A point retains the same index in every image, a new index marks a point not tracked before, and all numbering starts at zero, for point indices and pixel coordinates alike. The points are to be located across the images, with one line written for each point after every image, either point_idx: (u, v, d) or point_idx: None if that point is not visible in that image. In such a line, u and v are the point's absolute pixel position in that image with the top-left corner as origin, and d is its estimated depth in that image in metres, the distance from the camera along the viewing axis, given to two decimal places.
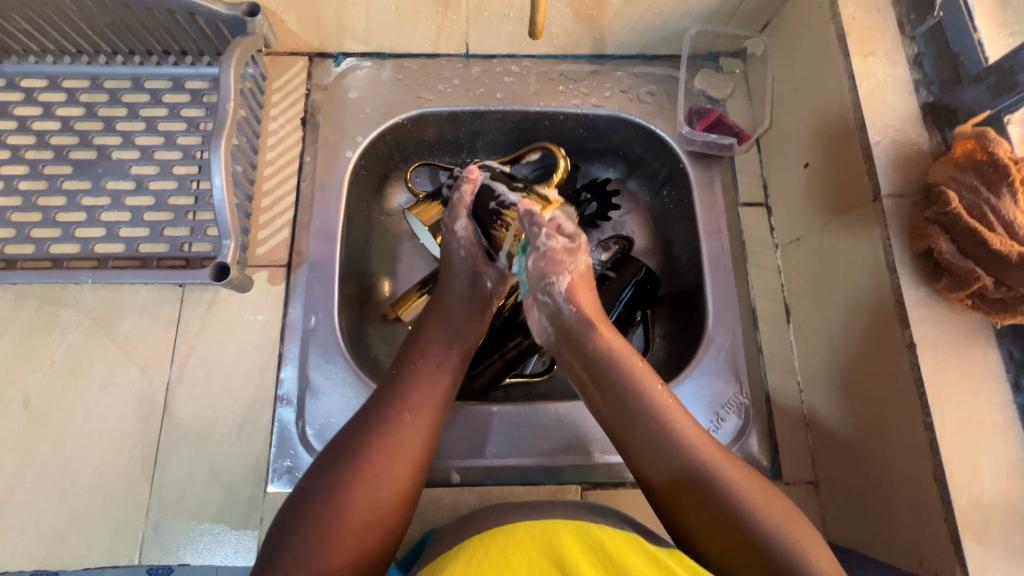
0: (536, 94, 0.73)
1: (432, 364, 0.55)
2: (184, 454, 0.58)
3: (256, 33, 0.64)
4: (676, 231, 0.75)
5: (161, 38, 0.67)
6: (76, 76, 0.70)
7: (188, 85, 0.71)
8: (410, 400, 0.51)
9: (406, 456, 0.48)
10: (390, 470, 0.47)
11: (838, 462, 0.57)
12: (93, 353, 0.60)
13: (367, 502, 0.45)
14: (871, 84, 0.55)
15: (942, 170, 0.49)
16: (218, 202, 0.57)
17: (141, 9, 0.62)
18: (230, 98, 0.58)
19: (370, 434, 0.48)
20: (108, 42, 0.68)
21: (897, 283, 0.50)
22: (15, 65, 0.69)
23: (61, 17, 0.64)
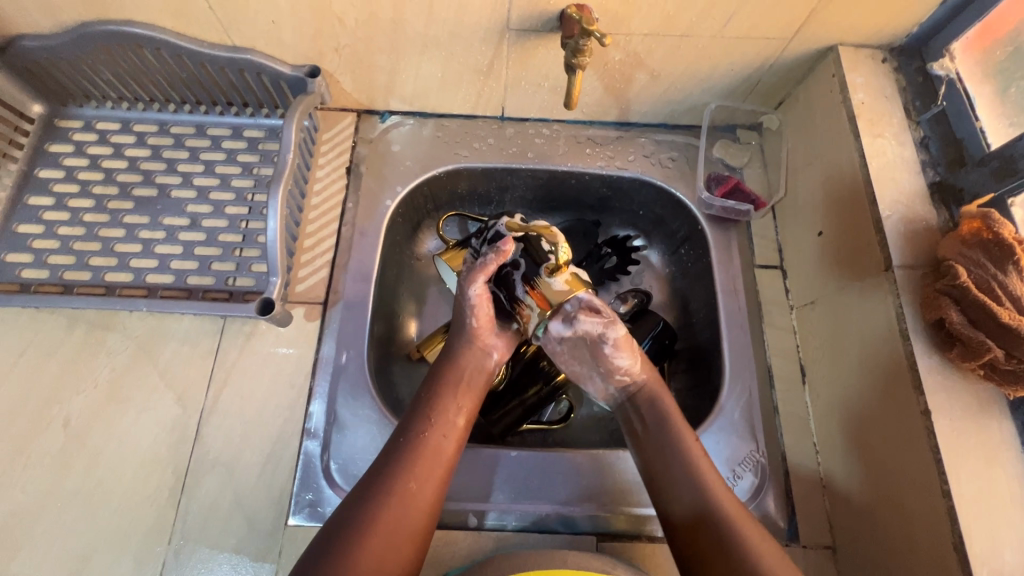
0: (564, 155, 0.78)
1: (443, 426, 0.56)
2: (211, 481, 0.59)
3: (315, 92, 0.69)
4: (694, 288, 0.78)
5: (227, 92, 0.74)
6: (146, 122, 0.77)
7: (246, 133, 0.77)
8: (421, 464, 0.53)
9: (418, 516, 0.50)
10: (396, 541, 0.48)
11: (855, 527, 0.57)
12: (136, 377, 0.63)
13: (375, 571, 0.46)
14: (881, 162, 0.59)
15: (950, 246, 0.52)
16: (271, 242, 0.62)
17: (214, 66, 0.69)
18: (290, 149, 0.65)
19: (382, 497, 0.50)
20: (179, 93, 0.75)
21: (910, 349, 0.52)
22: (93, 110, 0.77)
23: (142, 71, 0.71)
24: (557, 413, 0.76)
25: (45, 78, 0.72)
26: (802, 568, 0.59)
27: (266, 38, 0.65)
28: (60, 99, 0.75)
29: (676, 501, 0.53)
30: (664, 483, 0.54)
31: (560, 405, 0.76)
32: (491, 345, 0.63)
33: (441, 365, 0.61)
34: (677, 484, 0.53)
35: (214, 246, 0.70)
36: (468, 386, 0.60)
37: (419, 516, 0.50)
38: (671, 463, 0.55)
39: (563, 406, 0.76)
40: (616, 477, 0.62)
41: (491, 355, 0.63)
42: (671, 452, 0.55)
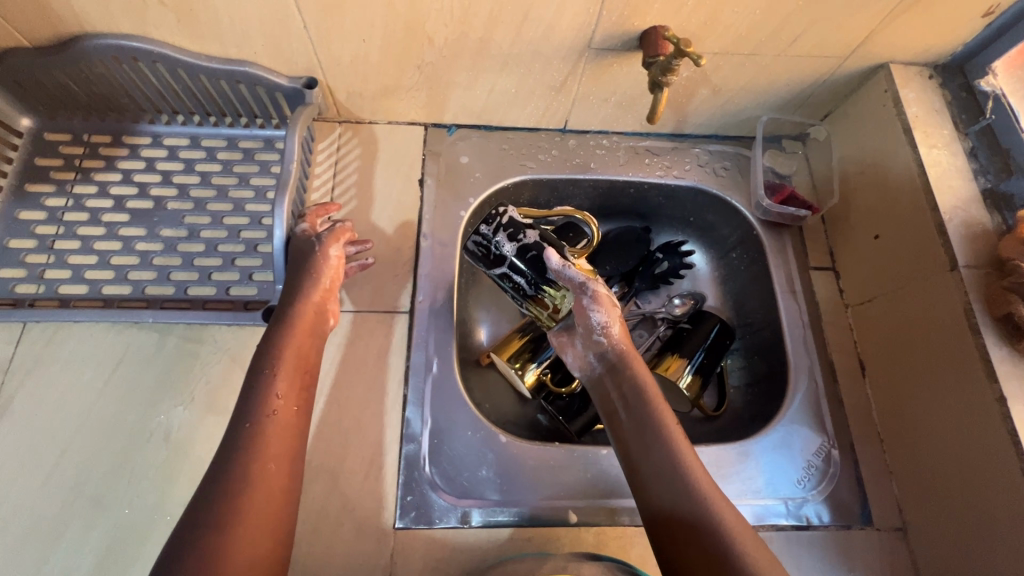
0: (624, 165, 0.82)
1: (287, 401, 0.52)
2: (316, 489, 0.60)
3: (314, 102, 0.71)
4: (749, 290, 0.82)
5: (251, 104, 0.74)
6: (211, 137, 0.77)
7: (242, 144, 0.77)
8: (265, 448, 0.49)
9: (275, 499, 0.47)
10: (257, 529, 0.45)
11: (928, 508, 0.62)
12: (233, 389, 0.64)
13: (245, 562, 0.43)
14: (938, 171, 0.64)
15: (1012, 247, 0.57)
16: (278, 251, 0.65)
17: (239, 80, 0.69)
18: (292, 159, 0.66)
19: (237, 483, 0.46)
20: (237, 107, 0.75)
21: (981, 341, 0.57)
22: (162, 125, 0.76)
23: (211, 86, 0.71)
24: None
25: (117, 94, 0.72)
26: (878, 549, 0.63)
27: (354, 56, 0.67)
28: (50, 112, 0.74)
29: (659, 490, 0.53)
30: (648, 475, 0.55)
31: None
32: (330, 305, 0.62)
33: (280, 329, 0.58)
34: (659, 476, 0.54)
35: None
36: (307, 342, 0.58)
37: (279, 501, 0.47)
38: (656, 455, 0.55)
39: None
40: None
41: (329, 317, 0.62)
42: (662, 454, 0.55)
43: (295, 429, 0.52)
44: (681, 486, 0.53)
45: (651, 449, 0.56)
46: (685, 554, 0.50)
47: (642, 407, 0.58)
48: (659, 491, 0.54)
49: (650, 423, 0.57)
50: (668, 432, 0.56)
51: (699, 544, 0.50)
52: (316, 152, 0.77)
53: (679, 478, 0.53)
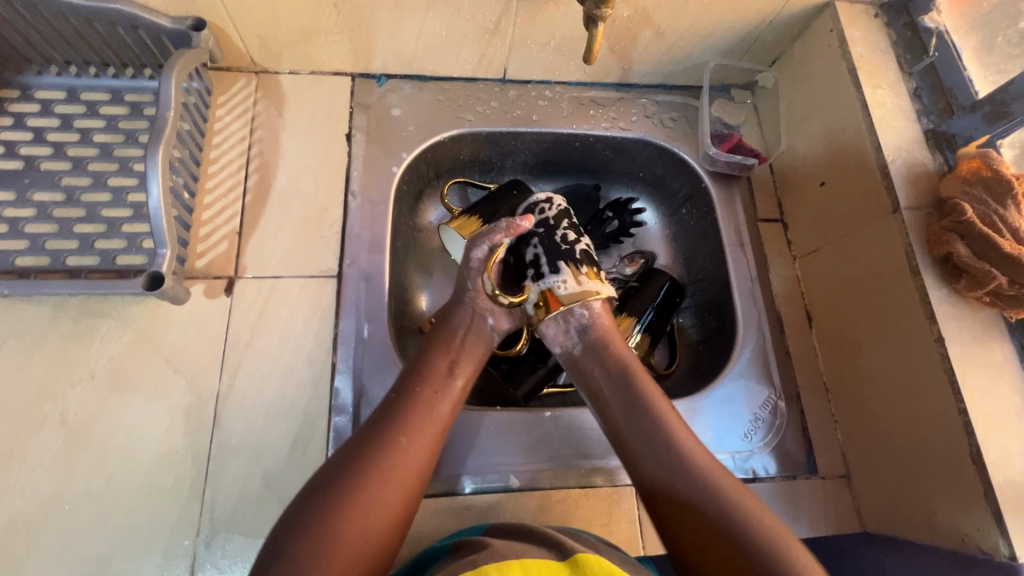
0: (568, 117, 0.78)
1: (422, 420, 0.53)
2: (236, 467, 0.56)
3: (201, 47, 0.63)
4: (698, 246, 0.80)
5: (135, 50, 0.66)
6: (94, 89, 0.68)
7: (128, 98, 0.68)
8: (392, 464, 0.49)
9: (389, 511, 0.48)
10: (387, 494, 0.48)
11: (871, 455, 0.61)
12: (138, 365, 0.58)
13: (365, 523, 0.46)
14: (882, 112, 0.62)
15: (953, 186, 0.56)
16: (154, 211, 0.53)
17: (122, 25, 0.62)
18: (169, 107, 0.55)
19: (372, 451, 0.50)
20: (120, 55, 0.67)
21: (921, 283, 0.55)
22: (36, 76, 0.68)
23: (80, 31, 0.62)
24: None
25: None
26: (821, 498, 0.63)
27: None
28: None
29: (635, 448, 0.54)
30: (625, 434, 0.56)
31: None
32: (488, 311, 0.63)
33: (428, 347, 0.60)
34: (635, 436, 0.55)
35: (209, 221, 0.65)
36: (462, 355, 0.60)
37: (394, 516, 0.48)
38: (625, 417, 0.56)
39: None
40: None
41: (487, 322, 0.62)
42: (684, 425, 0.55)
43: (429, 454, 0.52)
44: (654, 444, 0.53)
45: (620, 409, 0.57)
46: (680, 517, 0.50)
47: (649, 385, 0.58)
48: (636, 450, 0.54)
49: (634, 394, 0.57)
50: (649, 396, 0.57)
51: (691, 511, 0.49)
52: (229, 105, 0.70)
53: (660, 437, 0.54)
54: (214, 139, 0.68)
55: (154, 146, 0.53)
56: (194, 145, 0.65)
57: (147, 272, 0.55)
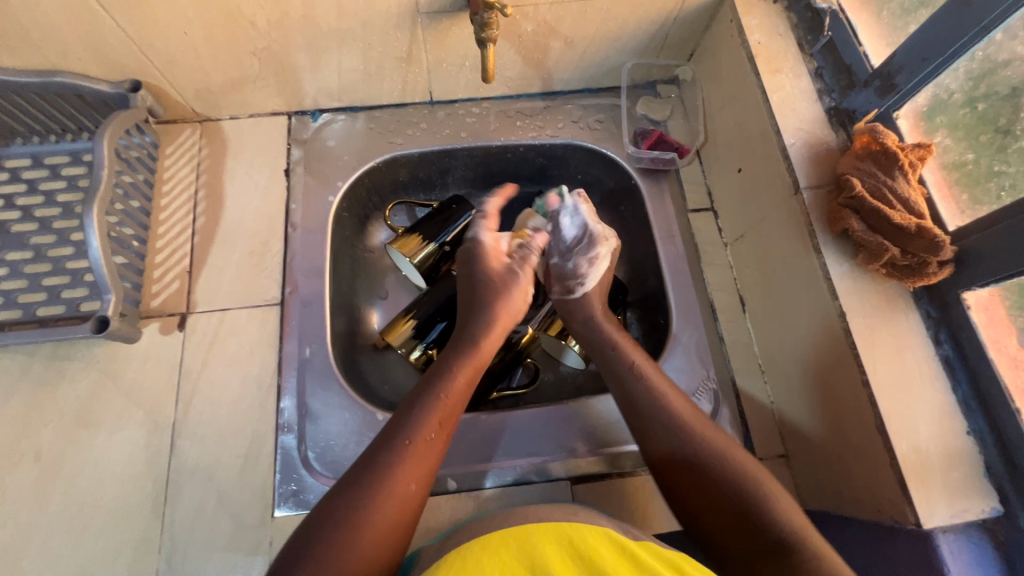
0: (496, 131, 0.81)
1: (445, 411, 0.57)
2: (193, 487, 0.61)
3: (138, 106, 0.69)
4: (636, 242, 0.82)
5: (86, 115, 0.72)
6: (56, 154, 0.75)
7: (85, 158, 0.75)
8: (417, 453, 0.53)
9: (413, 496, 0.51)
10: (409, 478, 0.52)
11: (800, 431, 0.62)
12: (101, 402, 0.64)
13: (389, 509, 0.49)
14: (781, 95, 0.63)
15: (847, 162, 0.56)
16: (94, 261, 0.59)
17: (69, 95, 0.68)
18: (103, 164, 0.61)
19: (392, 446, 0.53)
20: (74, 121, 0.73)
21: (823, 261, 0.56)
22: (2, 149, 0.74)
23: (34, 105, 0.69)
24: (525, 376, 0.78)
25: None
26: None
27: (183, 51, 0.66)
28: None
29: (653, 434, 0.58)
30: (645, 426, 0.58)
31: (527, 367, 0.78)
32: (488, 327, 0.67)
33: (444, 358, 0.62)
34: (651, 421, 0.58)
35: (162, 263, 0.70)
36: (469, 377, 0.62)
37: (415, 501, 0.51)
38: (644, 401, 0.60)
39: (530, 368, 0.78)
40: (590, 424, 0.67)
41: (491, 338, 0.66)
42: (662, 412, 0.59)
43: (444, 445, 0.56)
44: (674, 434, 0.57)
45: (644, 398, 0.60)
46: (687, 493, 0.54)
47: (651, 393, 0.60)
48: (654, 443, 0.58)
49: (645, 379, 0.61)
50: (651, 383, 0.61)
51: (710, 492, 0.53)
52: (177, 155, 0.76)
53: (676, 430, 0.57)
54: (163, 187, 0.74)
55: (89, 203, 0.59)
56: (142, 197, 0.71)
57: (96, 316, 0.61)
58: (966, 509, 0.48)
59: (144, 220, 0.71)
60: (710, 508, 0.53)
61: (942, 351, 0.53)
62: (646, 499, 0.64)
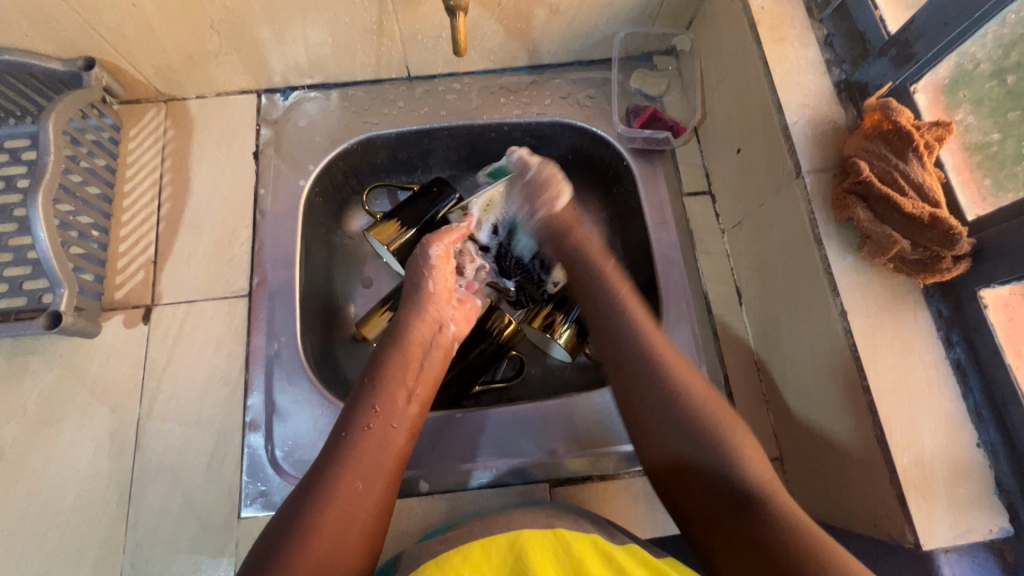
0: (478, 108, 0.75)
1: (398, 402, 0.54)
2: (158, 486, 0.59)
3: (92, 86, 0.65)
4: (628, 227, 0.76)
5: (42, 96, 0.68)
6: (16, 137, 0.71)
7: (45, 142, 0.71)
8: (364, 452, 0.50)
9: (376, 492, 0.49)
10: (366, 475, 0.49)
11: (794, 435, 0.58)
12: (64, 398, 0.61)
13: (347, 511, 0.46)
14: (785, 67, 0.57)
15: (854, 143, 0.51)
16: (42, 254, 0.57)
17: (20, 74, 0.64)
18: (49, 151, 0.59)
19: (344, 448, 0.50)
20: (31, 103, 0.69)
21: (824, 253, 0.51)
22: None
23: None
24: (511, 369, 0.75)
25: None
26: None
27: (135, 25, 0.61)
28: None
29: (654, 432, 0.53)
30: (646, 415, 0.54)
31: (512, 360, 0.75)
32: (446, 316, 0.62)
33: (386, 351, 0.58)
34: (657, 415, 0.53)
35: (126, 253, 0.67)
36: (422, 373, 0.58)
37: (377, 496, 0.49)
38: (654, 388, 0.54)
39: (516, 361, 0.75)
40: (574, 425, 0.62)
41: (447, 329, 0.62)
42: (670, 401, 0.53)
43: (400, 439, 0.53)
44: (683, 432, 0.52)
45: (650, 390, 0.54)
46: (678, 490, 0.51)
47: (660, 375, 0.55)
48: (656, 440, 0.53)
49: (659, 364, 0.55)
50: (668, 369, 0.55)
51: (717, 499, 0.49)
52: (140, 137, 0.72)
53: (682, 423, 0.52)
54: (126, 172, 0.70)
55: (34, 193, 0.57)
56: (102, 183, 0.67)
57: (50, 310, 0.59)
58: (972, 529, 0.43)
59: (107, 207, 0.68)
60: (703, 508, 0.49)
61: (954, 353, 0.48)
62: (628, 503, 0.61)
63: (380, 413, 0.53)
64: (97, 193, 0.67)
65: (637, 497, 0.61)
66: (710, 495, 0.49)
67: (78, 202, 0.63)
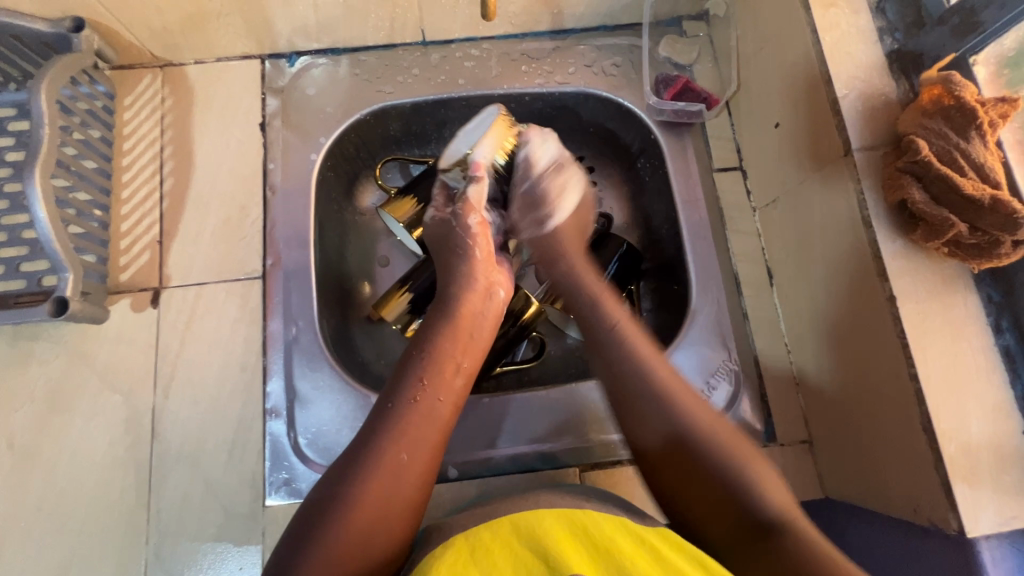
0: (499, 77, 0.70)
1: (448, 369, 0.51)
2: (178, 476, 0.57)
3: (82, 50, 0.60)
4: (653, 204, 0.73)
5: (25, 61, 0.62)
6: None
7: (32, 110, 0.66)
8: (411, 425, 0.47)
9: (422, 466, 0.46)
10: (414, 447, 0.46)
11: (828, 419, 0.58)
12: (74, 385, 0.59)
13: (392, 482, 0.44)
14: (835, 35, 0.53)
15: (910, 119, 0.48)
16: (43, 235, 0.53)
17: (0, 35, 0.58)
18: (42, 122, 0.55)
19: (395, 418, 0.47)
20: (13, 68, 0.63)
21: (873, 236, 0.49)
22: None
23: None
24: (531, 350, 0.72)
25: None
26: (780, 467, 0.60)
27: None
28: None
29: (640, 421, 0.50)
30: (631, 413, 0.50)
31: (533, 340, 0.72)
32: (496, 280, 0.58)
33: (435, 319, 0.54)
34: (646, 401, 0.50)
35: (128, 233, 0.63)
36: (471, 343, 0.54)
37: (423, 470, 0.46)
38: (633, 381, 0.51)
39: (536, 341, 0.72)
40: (600, 408, 0.62)
41: (497, 292, 0.58)
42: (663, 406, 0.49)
43: (449, 413, 0.49)
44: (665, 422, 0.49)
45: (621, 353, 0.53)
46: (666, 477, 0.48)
47: (638, 372, 0.51)
48: (634, 417, 0.50)
49: (630, 351, 0.53)
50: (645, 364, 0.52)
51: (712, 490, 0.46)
52: (136, 106, 0.67)
53: (666, 413, 0.49)
54: (123, 145, 0.66)
55: (30, 168, 0.53)
56: (99, 157, 0.63)
57: (53, 296, 0.56)
58: (1016, 516, 0.43)
59: (105, 183, 0.64)
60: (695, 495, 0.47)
61: (1002, 340, 0.47)
62: None
63: (426, 387, 0.49)
64: (94, 168, 0.63)
65: None
66: (705, 481, 0.46)
67: (74, 179, 0.59)
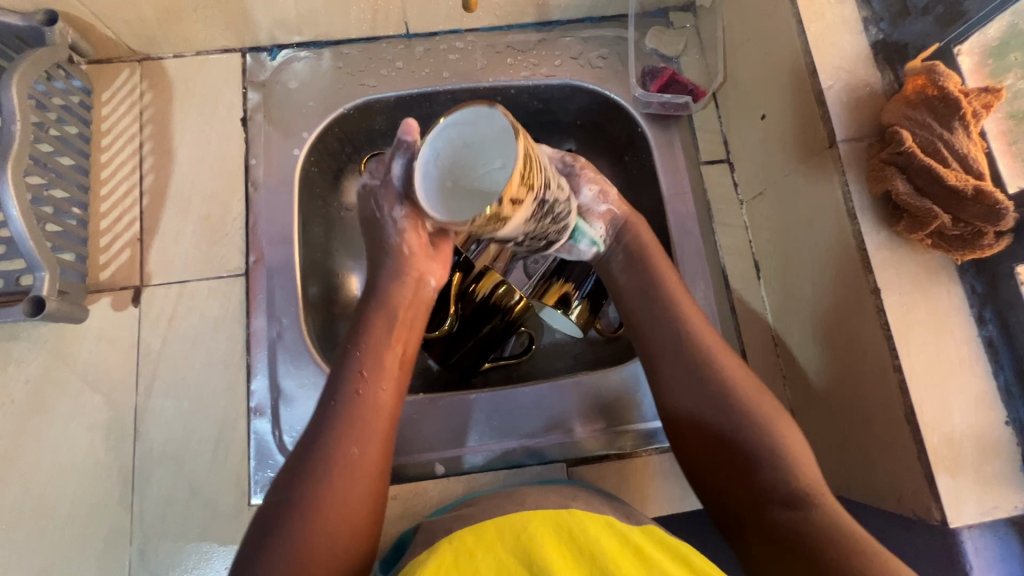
0: (484, 69, 0.69)
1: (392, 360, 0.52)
2: (162, 476, 0.57)
3: (56, 44, 0.59)
4: (641, 198, 0.72)
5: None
6: None
7: None
8: (357, 416, 0.47)
9: (371, 456, 0.47)
10: (361, 440, 0.46)
11: (814, 411, 0.58)
12: (54, 386, 0.58)
13: (346, 478, 0.44)
14: (821, 26, 0.53)
15: (895, 110, 0.48)
16: (18, 235, 0.52)
17: None
18: (15, 119, 0.54)
19: (338, 414, 0.47)
20: None
21: (858, 228, 0.49)
22: None
23: None
24: (519, 346, 0.72)
25: None
26: None
27: None
28: None
29: (669, 383, 0.51)
30: (659, 372, 0.52)
31: (521, 336, 0.71)
32: (426, 271, 0.54)
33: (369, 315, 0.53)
34: (668, 358, 0.52)
35: (108, 230, 0.62)
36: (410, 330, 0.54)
37: (374, 460, 0.47)
38: (663, 343, 0.53)
39: (524, 337, 0.72)
40: (588, 402, 0.62)
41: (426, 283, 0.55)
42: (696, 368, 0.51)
43: (394, 400, 0.50)
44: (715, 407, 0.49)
45: (658, 318, 0.54)
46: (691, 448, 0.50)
47: (675, 334, 0.52)
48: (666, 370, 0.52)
49: (671, 313, 0.53)
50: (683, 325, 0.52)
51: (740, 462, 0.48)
52: (114, 101, 0.66)
53: (697, 374, 0.50)
54: (101, 141, 0.65)
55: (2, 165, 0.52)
56: (77, 154, 0.62)
57: (30, 295, 0.55)
58: (998, 506, 0.43)
59: (82, 180, 0.62)
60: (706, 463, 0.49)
61: (985, 331, 0.47)
62: (647, 482, 0.60)
63: (367, 378, 0.49)
64: (70, 165, 0.62)
65: (655, 475, 0.60)
66: (729, 451, 0.48)
67: (49, 176, 0.58)
